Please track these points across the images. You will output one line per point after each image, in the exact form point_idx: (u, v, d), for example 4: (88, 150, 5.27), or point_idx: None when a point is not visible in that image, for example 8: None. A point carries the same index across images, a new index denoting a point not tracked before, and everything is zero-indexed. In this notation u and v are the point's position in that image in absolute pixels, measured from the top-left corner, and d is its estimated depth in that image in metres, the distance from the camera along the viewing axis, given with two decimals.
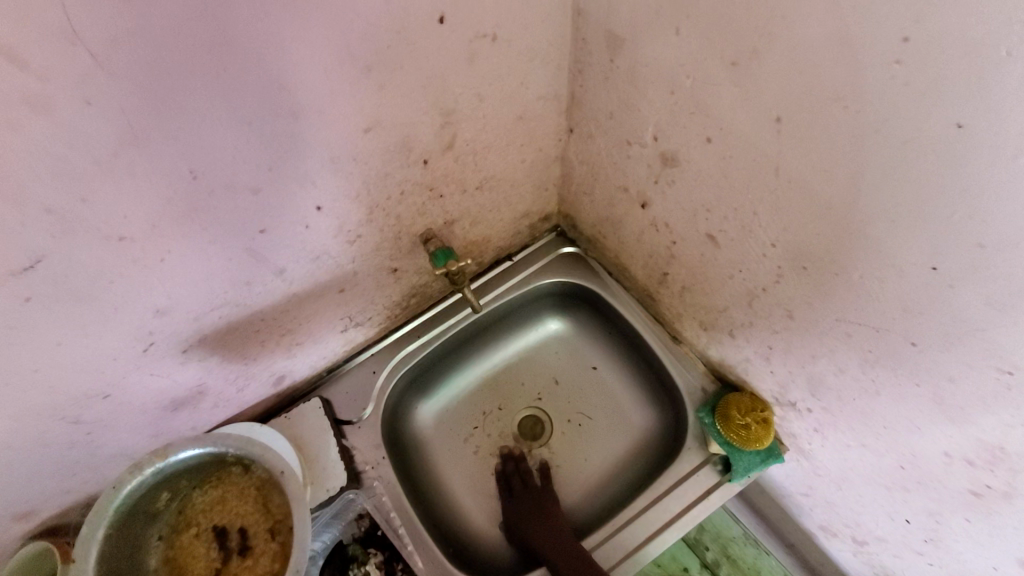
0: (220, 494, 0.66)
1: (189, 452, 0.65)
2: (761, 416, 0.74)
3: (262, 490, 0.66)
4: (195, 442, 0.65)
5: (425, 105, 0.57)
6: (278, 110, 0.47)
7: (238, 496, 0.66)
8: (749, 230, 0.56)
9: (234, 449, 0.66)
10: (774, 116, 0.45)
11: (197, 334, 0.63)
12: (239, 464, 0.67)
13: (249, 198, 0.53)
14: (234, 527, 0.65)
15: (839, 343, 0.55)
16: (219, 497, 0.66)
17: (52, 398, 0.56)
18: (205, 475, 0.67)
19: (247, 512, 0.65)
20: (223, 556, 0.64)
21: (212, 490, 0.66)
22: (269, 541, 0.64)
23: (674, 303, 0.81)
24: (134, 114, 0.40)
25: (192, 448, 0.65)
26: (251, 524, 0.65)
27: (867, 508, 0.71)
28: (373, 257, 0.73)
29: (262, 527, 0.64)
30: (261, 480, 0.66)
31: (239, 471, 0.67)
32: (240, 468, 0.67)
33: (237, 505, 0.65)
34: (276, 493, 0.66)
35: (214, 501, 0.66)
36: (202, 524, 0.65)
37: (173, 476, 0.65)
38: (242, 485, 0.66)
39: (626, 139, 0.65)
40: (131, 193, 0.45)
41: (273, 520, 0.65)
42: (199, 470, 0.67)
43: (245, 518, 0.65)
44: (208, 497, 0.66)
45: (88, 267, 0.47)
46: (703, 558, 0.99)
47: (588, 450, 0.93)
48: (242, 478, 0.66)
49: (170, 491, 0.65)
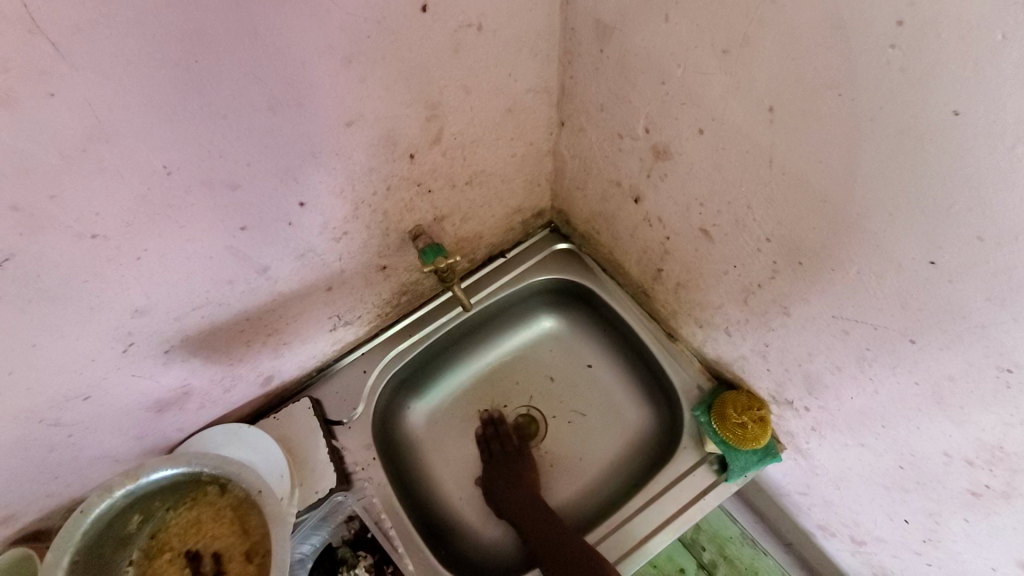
0: (196, 516, 0.64)
1: (162, 472, 0.64)
2: (758, 414, 0.73)
3: (240, 510, 0.64)
4: (168, 462, 0.64)
5: (409, 98, 0.56)
6: (255, 103, 0.46)
7: (214, 517, 0.64)
8: (744, 225, 0.55)
9: (210, 469, 0.66)
10: (767, 106, 0.43)
11: (179, 334, 0.62)
12: (215, 484, 0.66)
13: (228, 195, 0.51)
14: (208, 552, 0.63)
15: (836, 340, 0.54)
16: (193, 518, 0.64)
17: (29, 401, 0.54)
18: (181, 496, 0.66)
19: (223, 535, 0.63)
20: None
21: (187, 512, 0.64)
22: (245, 565, 0.61)
23: (669, 299, 0.80)
24: (101, 106, 0.38)
25: (165, 468, 0.65)
26: (228, 547, 0.63)
27: (865, 507, 0.70)
28: (361, 254, 0.72)
29: (239, 550, 0.62)
30: (238, 499, 0.65)
31: (216, 490, 0.65)
32: (216, 488, 0.65)
33: (213, 527, 0.63)
34: (253, 512, 0.64)
35: (188, 523, 0.64)
36: (176, 548, 0.63)
37: (146, 498, 0.65)
38: (218, 506, 0.65)
39: (618, 131, 0.64)
40: (101, 190, 0.43)
41: (249, 541, 0.62)
42: (174, 491, 0.66)
43: (221, 540, 0.63)
44: (183, 519, 0.64)
45: (59, 267, 0.46)
46: (700, 558, 0.97)
47: (583, 449, 0.92)
48: (219, 498, 0.65)
49: (143, 513, 0.64)
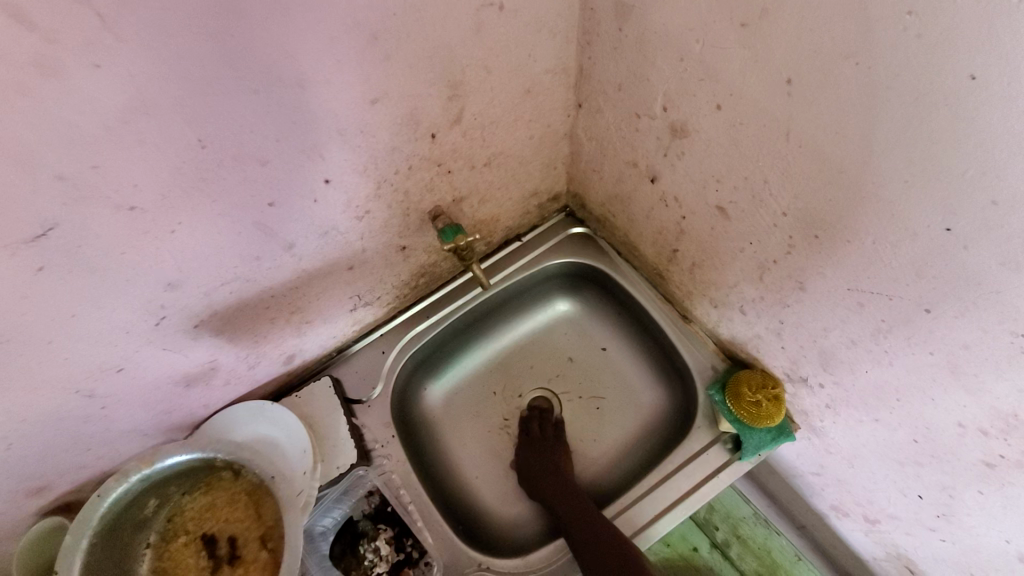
0: (210, 500, 0.70)
1: (178, 456, 0.69)
2: (773, 393, 0.74)
3: (253, 496, 0.70)
4: (185, 448, 0.69)
5: (432, 77, 0.57)
6: (285, 79, 0.47)
7: (229, 502, 0.70)
8: (760, 200, 0.55)
9: (224, 455, 0.70)
10: (785, 78, 0.44)
11: (208, 309, 0.64)
12: (228, 469, 0.71)
13: (258, 169, 0.53)
14: (223, 536, 0.69)
15: (852, 314, 0.55)
16: (208, 502, 0.70)
17: (68, 370, 0.57)
18: (196, 481, 0.71)
19: (236, 519, 0.69)
20: (212, 565, 0.68)
21: (202, 497, 0.70)
22: (259, 550, 0.68)
23: (684, 280, 0.81)
24: (143, 79, 0.40)
25: (180, 453, 0.69)
26: (242, 531, 0.69)
27: (880, 485, 0.70)
28: (382, 234, 0.73)
29: (252, 536, 0.69)
30: (251, 485, 0.71)
31: (230, 476, 0.71)
32: (230, 474, 0.71)
33: (228, 512, 0.69)
34: (266, 499, 0.70)
35: (204, 507, 0.69)
36: (191, 531, 0.69)
37: (162, 482, 0.69)
38: (231, 491, 0.70)
39: (635, 111, 0.65)
40: (140, 162, 0.45)
41: (263, 527, 0.69)
42: (189, 476, 0.70)
43: (235, 525, 0.69)
44: (198, 503, 0.70)
45: (100, 238, 0.48)
46: (713, 538, 0.99)
47: (598, 430, 0.93)
48: (233, 483, 0.70)
49: (159, 497, 0.69)
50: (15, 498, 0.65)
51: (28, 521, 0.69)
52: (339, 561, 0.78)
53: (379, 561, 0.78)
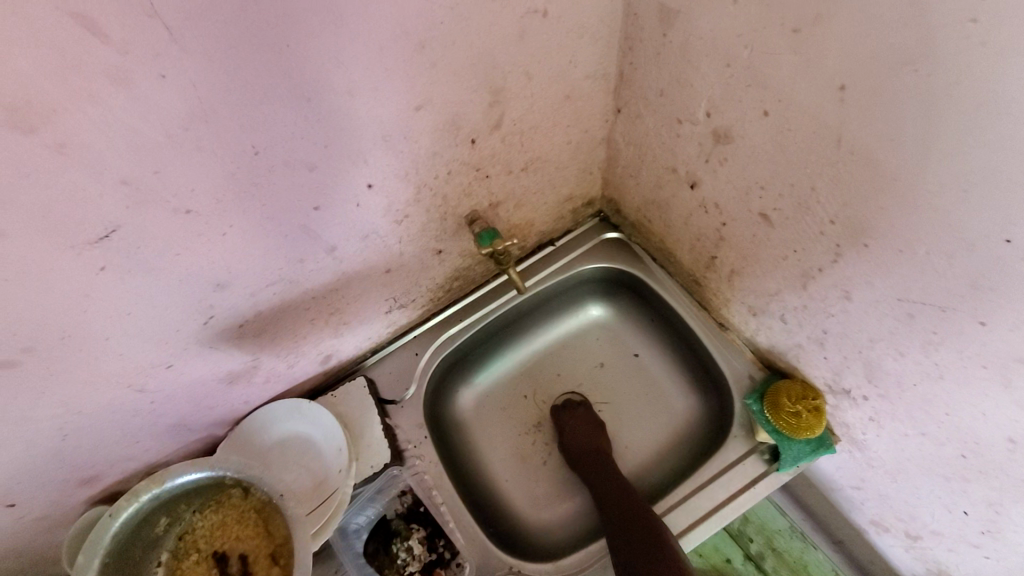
0: (220, 518, 0.64)
1: (186, 476, 0.65)
2: (813, 404, 0.72)
3: (262, 512, 0.64)
4: (197, 466, 0.65)
5: (474, 83, 0.58)
6: (335, 86, 0.49)
7: (240, 519, 0.64)
8: (806, 208, 0.54)
9: (233, 471, 0.66)
10: (838, 85, 0.43)
11: (253, 309, 0.65)
12: (238, 487, 0.66)
13: (306, 175, 0.54)
14: (233, 554, 0.63)
15: (901, 326, 0.53)
16: (218, 521, 0.64)
17: (121, 365, 0.59)
18: (206, 499, 0.65)
19: (246, 536, 0.63)
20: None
21: (211, 515, 0.64)
22: (269, 568, 0.62)
23: (722, 287, 0.79)
24: (203, 88, 0.42)
25: (188, 472, 0.65)
26: (251, 550, 0.63)
27: (923, 500, 0.68)
28: (419, 238, 0.74)
29: (262, 553, 0.62)
30: (262, 502, 0.65)
31: (239, 493, 0.65)
32: (240, 491, 0.65)
33: (238, 529, 0.63)
34: (277, 516, 0.64)
35: (213, 526, 0.63)
36: (203, 549, 0.63)
37: (172, 500, 0.65)
38: (242, 508, 0.64)
39: (677, 117, 0.64)
40: (197, 167, 0.46)
41: (274, 544, 0.63)
42: (198, 495, 0.66)
43: (244, 543, 0.63)
44: (208, 521, 0.64)
45: (157, 240, 0.50)
46: (747, 549, 0.96)
47: (629, 437, 0.93)
48: (242, 501, 0.65)
49: (170, 515, 0.64)
50: (67, 486, 0.67)
51: (77, 510, 0.71)
52: (371, 559, 0.78)
53: (412, 560, 0.78)
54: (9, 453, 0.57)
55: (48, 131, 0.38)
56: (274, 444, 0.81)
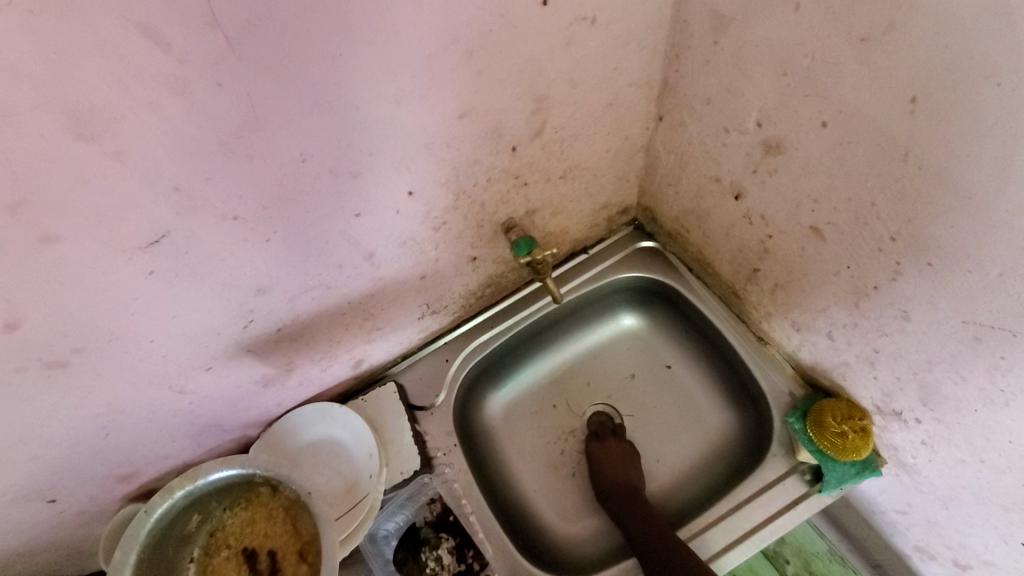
0: (250, 515, 0.64)
1: (217, 473, 0.65)
2: (860, 425, 0.69)
3: (290, 510, 0.64)
4: (225, 464, 0.65)
5: (518, 91, 0.57)
6: (383, 94, 0.48)
7: (268, 517, 0.63)
8: (864, 223, 0.52)
9: (262, 469, 0.65)
10: (909, 97, 0.42)
11: (291, 314, 0.66)
12: (267, 485, 0.65)
13: (349, 182, 0.54)
14: (262, 550, 0.63)
15: (965, 349, 0.51)
16: (248, 518, 0.64)
17: (163, 367, 0.59)
18: (236, 497, 0.65)
19: (274, 533, 0.63)
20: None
21: (241, 512, 0.64)
22: (297, 564, 0.61)
23: (763, 301, 0.77)
24: (257, 96, 0.42)
25: (220, 469, 0.65)
26: (279, 546, 0.62)
27: (976, 530, 0.65)
28: (455, 245, 0.74)
29: (291, 550, 0.62)
30: (290, 500, 0.64)
31: (269, 491, 0.65)
32: (268, 489, 0.65)
33: (266, 526, 0.63)
34: (305, 514, 0.63)
35: (243, 523, 0.64)
36: (233, 545, 0.63)
37: (203, 498, 0.65)
38: (271, 506, 0.64)
39: (724, 126, 0.63)
40: (247, 173, 0.47)
41: (301, 541, 0.62)
42: (229, 492, 0.65)
43: (273, 540, 0.63)
44: (237, 518, 0.64)
45: (205, 245, 0.50)
46: (782, 571, 0.94)
47: (661, 451, 0.90)
48: (271, 499, 0.65)
49: (202, 512, 0.65)
50: (107, 483, 0.68)
51: (115, 506, 0.72)
52: (400, 567, 0.78)
53: (441, 569, 0.77)
54: (54, 450, 0.58)
55: (108, 139, 0.38)
56: (305, 446, 0.81)
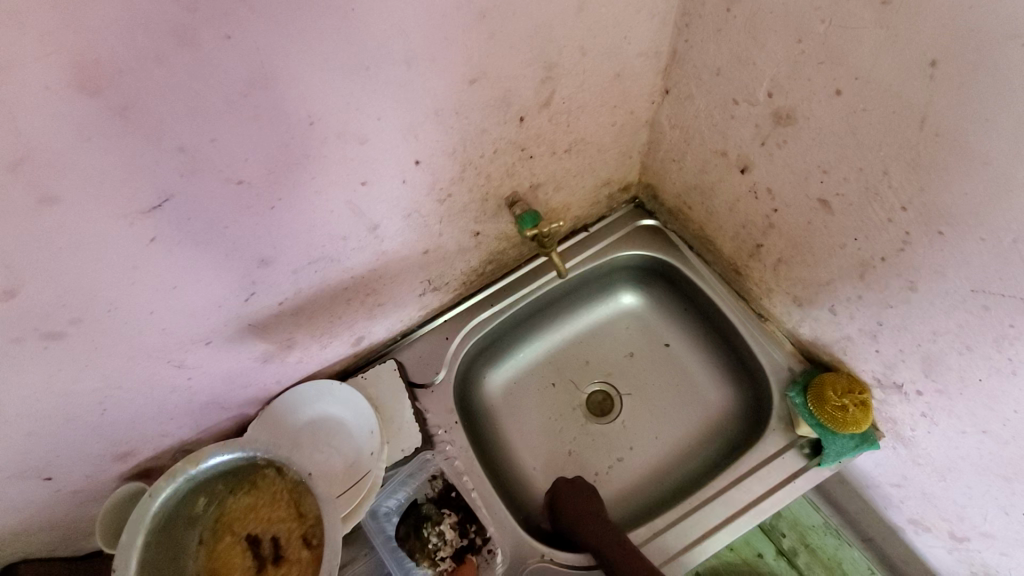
0: (253, 500, 0.62)
1: (219, 457, 0.62)
2: (860, 398, 0.70)
3: (295, 493, 0.62)
4: (225, 447, 0.62)
5: (529, 58, 0.56)
6: (395, 55, 0.47)
7: (271, 502, 0.62)
8: (875, 193, 0.53)
9: (264, 452, 0.62)
10: (929, 60, 0.42)
11: (294, 287, 0.64)
12: (271, 467, 0.63)
13: (356, 148, 0.53)
14: (267, 535, 0.62)
15: (972, 318, 0.52)
16: (251, 503, 0.62)
17: (162, 339, 0.58)
18: (240, 480, 0.63)
19: (279, 517, 0.62)
20: (257, 565, 0.61)
21: (245, 497, 0.63)
22: (301, 550, 0.60)
23: (765, 277, 0.77)
24: (267, 50, 0.41)
25: (222, 453, 0.62)
26: (284, 531, 0.61)
27: (974, 501, 0.67)
28: (459, 219, 0.73)
29: (295, 535, 0.61)
30: (294, 482, 0.62)
31: (274, 473, 0.63)
32: (273, 471, 0.62)
33: (269, 512, 0.62)
34: (309, 496, 0.61)
35: (246, 508, 0.62)
36: (237, 532, 0.62)
37: (208, 481, 0.62)
38: (275, 490, 0.62)
39: (734, 97, 0.62)
40: (255, 135, 0.45)
41: (306, 525, 0.61)
42: (233, 475, 0.63)
43: (278, 525, 0.62)
44: (241, 502, 0.62)
45: (208, 211, 0.48)
46: (779, 545, 0.95)
47: (660, 428, 0.91)
48: (276, 481, 0.62)
49: (207, 495, 0.62)
50: (102, 461, 0.66)
51: (111, 485, 0.71)
52: (403, 543, 0.77)
53: (444, 545, 0.77)
54: (50, 425, 0.57)
55: (112, 94, 0.37)
56: (306, 424, 0.80)
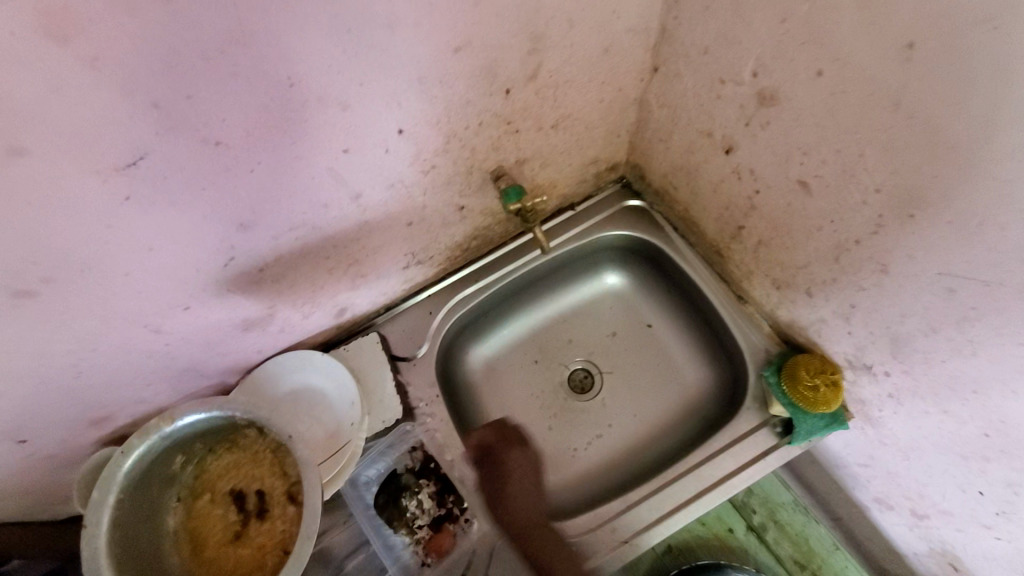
0: (234, 459, 0.63)
1: (194, 417, 0.59)
2: (831, 379, 0.72)
3: (277, 453, 0.61)
4: (201, 407, 0.59)
5: (515, 28, 0.56)
6: (377, 18, 0.47)
7: (252, 460, 0.62)
8: (852, 175, 0.54)
9: (242, 413, 0.60)
10: (905, 43, 0.43)
11: (274, 255, 0.64)
12: (252, 427, 0.61)
13: (338, 114, 0.53)
14: (250, 491, 0.62)
15: (938, 300, 0.53)
16: (231, 462, 0.63)
17: (140, 303, 0.58)
18: (220, 438, 0.63)
19: (260, 475, 0.62)
20: (241, 520, 0.62)
21: (226, 455, 0.63)
22: (285, 505, 0.61)
23: (746, 259, 0.78)
24: (243, 10, 0.40)
25: (198, 412, 0.59)
26: (267, 487, 0.62)
27: (935, 479, 0.70)
28: (444, 191, 0.73)
29: (278, 491, 0.61)
30: (275, 444, 0.61)
31: (254, 433, 0.61)
32: (254, 432, 0.61)
33: (251, 470, 0.62)
34: (289, 457, 0.60)
35: (226, 467, 0.63)
36: (218, 489, 0.63)
37: (187, 440, 0.61)
38: (256, 449, 0.62)
39: (720, 76, 0.63)
40: (231, 93, 0.45)
41: (289, 484, 0.61)
42: (212, 433, 0.62)
43: (260, 483, 0.62)
44: (222, 461, 0.63)
45: (185, 171, 0.48)
46: (750, 520, 0.97)
47: (639, 406, 0.93)
48: (257, 442, 0.62)
49: (186, 454, 0.62)
50: (79, 424, 0.67)
51: (89, 448, 0.71)
52: (382, 511, 0.78)
53: (421, 514, 0.78)
54: (25, 386, 0.57)
55: (81, 45, 0.36)
56: (286, 394, 0.80)
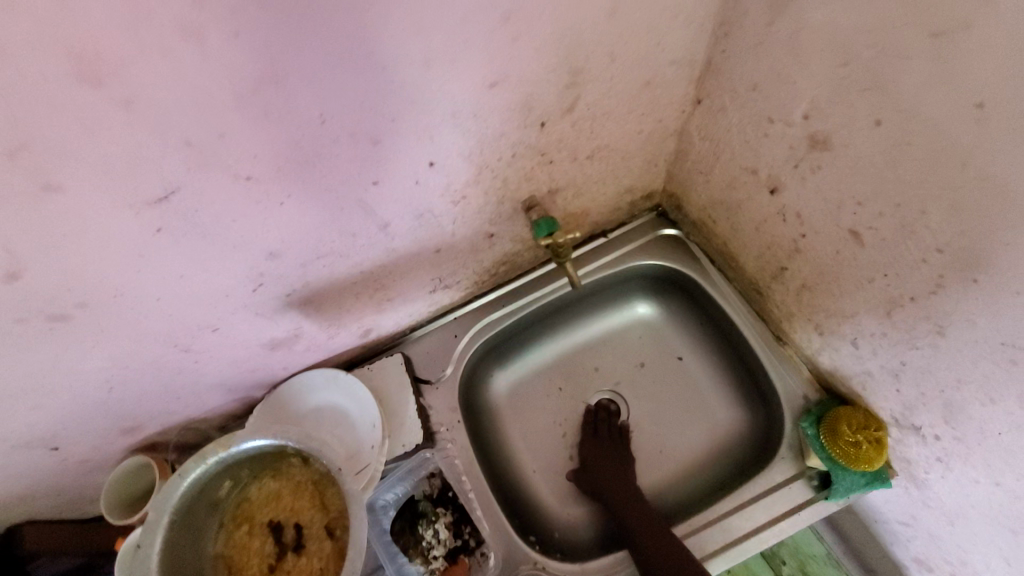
0: (277, 488, 0.63)
1: (251, 443, 0.61)
2: (874, 436, 0.68)
3: (319, 484, 0.62)
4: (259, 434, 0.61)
5: (554, 63, 0.54)
6: (413, 57, 0.46)
7: (295, 490, 0.62)
8: (910, 231, 0.50)
9: (294, 442, 0.62)
10: (976, 102, 0.39)
11: (301, 281, 0.64)
12: (298, 457, 0.63)
13: (369, 149, 0.52)
14: (289, 523, 0.62)
15: (1000, 370, 0.49)
16: (275, 491, 0.62)
17: (168, 326, 0.58)
18: (264, 466, 0.63)
19: (301, 507, 0.62)
20: (278, 552, 0.61)
21: (269, 483, 0.63)
22: (323, 540, 0.60)
23: (787, 300, 0.74)
24: (277, 51, 0.39)
25: (254, 439, 0.62)
26: (306, 520, 0.61)
27: (980, 548, 0.64)
28: (474, 220, 0.71)
29: (317, 525, 0.61)
30: (319, 474, 0.62)
31: (299, 462, 0.63)
32: (299, 461, 0.62)
33: (292, 501, 0.62)
34: (333, 488, 0.61)
35: (269, 496, 0.62)
36: (257, 519, 0.62)
37: (235, 465, 0.62)
38: (299, 479, 0.62)
39: (769, 115, 0.59)
40: (263, 130, 0.44)
41: (329, 517, 0.61)
42: (259, 460, 0.63)
43: (301, 514, 0.62)
44: (265, 489, 0.63)
45: (216, 205, 0.48)
46: (778, 571, 0.93)
47: (665, 441, 0.89)
48: (300, 471, 0.63)
49: (233, 479, 0.63)
50: (108, 435, 0.68)
51: (117, 457, 0.72)
52: (397, 538, 0.77)
53: (437, 544, 0.76)
54: (57, 401, 0.58)
55: (114, 87, 0.36)
56: (310, 412, 0.81)
